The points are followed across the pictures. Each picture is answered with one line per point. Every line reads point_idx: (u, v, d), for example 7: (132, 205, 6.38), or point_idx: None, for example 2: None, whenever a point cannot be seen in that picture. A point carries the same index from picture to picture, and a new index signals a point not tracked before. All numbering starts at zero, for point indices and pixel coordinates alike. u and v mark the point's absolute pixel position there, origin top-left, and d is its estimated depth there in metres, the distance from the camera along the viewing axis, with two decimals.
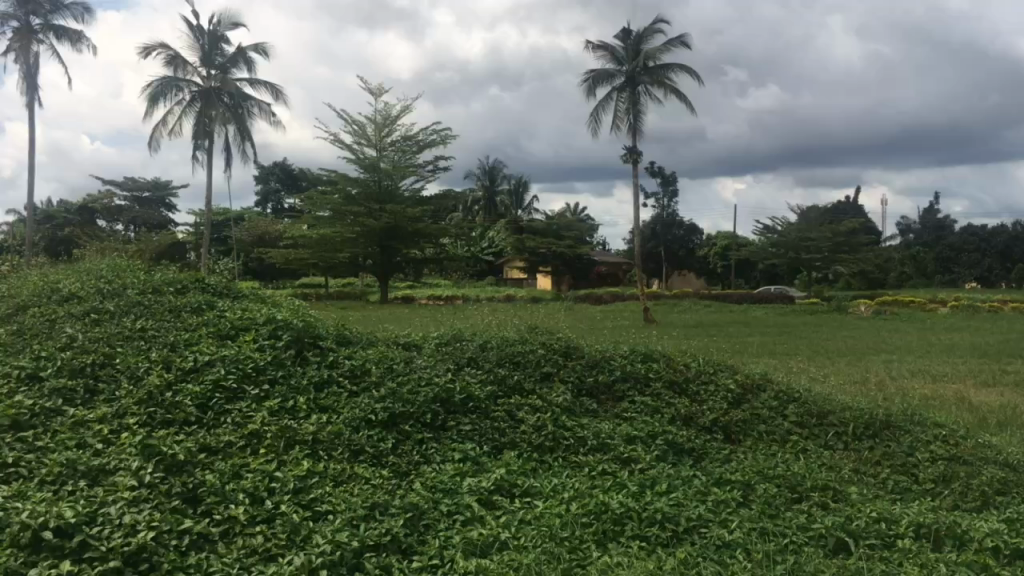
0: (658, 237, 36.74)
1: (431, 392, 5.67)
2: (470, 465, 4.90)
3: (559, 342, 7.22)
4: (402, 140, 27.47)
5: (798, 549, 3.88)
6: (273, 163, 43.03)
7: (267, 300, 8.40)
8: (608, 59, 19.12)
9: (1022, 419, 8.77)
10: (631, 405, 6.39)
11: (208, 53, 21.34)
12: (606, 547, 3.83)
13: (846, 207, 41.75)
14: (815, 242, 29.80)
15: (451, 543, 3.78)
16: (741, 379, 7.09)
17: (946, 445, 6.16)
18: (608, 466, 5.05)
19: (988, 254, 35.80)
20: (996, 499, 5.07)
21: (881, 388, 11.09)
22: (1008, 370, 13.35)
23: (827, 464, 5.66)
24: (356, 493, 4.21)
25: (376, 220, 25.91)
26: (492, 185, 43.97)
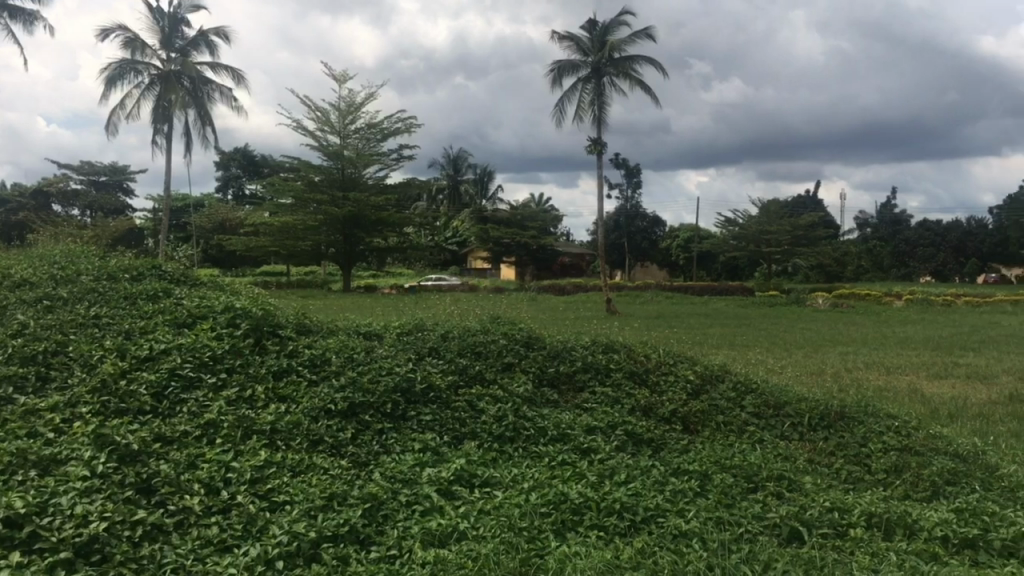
0: (621, 229, 37.92)
1: (391, 381, 5.61)
2: (430, 455, 4.86)
3: (520, 333, 7.20)
4: (366, 128, 27.25)
5: (753, 538, 3.90)
6: (234, 148, 42.53)
7: (228, 289, 8.26)
8: (573, 49, 19.09)
9: (974, 411, 8.95)
10: (590, 395, 6.40)
11: (169, 35, 20.98)
12: (566, 537, 3.81)
13: (806, 201, 42.43)
14: (775, 235, 30.50)
15: (409, 533, 3.74)
16: (700, 370, 7.15)
17: (899, 435, 6.22)
18: (569, 456, 5.02)
19: (942, 248, 37.18)
20: (945, 489, 5.14)
21: (837, 379, 11.31)
22: (961, 362, 13.62)
23: (781, 454, 5.69)
24: (315, 483, 4.13)
25: (340, 208, 25.70)
26: (457, 175, 43.85)
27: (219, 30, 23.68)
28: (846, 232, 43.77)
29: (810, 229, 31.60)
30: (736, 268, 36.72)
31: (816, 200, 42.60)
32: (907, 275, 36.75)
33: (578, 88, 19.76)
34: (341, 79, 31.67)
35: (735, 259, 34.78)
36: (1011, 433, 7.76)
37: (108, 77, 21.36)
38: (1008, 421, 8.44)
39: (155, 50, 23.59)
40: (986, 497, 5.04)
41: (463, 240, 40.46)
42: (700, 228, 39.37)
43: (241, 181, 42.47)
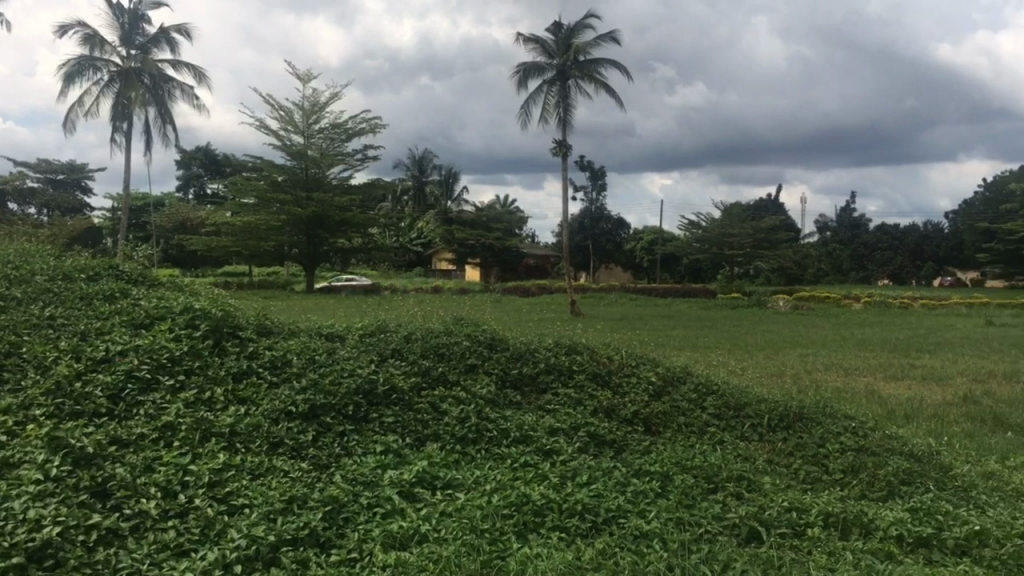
0: (586, 231, 38.11)
1: (353, 383, 5.55)
2: (392, 457, 4.81)
3: (484, 335, 7.17)
4: (330, 128, 27.06)
5: (712, 538, 3.93)
6: (196, 147, 42.02)
7: (187, 289, 8.14)
8: (538, 51, 19.12)
9: (928, 411, 9.15)
10: (554, 396, 6.40)
11: (129, 32, 20.64)
12: (528, 539, 3.80)
13: (767, 205, 43.01)
14: (737, 238, 30.87)
15: (370, 536, 3.69)
16: (662, 371, 7.20)
17: (856, 436, 6.30)
18: (531, 458, 5.01)
19: (900, 251, 37.98)
20: (901, 489, 5.23)
21: (797, 380, 11.48)
22: (916, 363, 13.90)
23: (741, 454, 5.74)
24: (275, 486, 4.06)
25: (303, 209, 25.49)
26: (422, 176, 43.73)
27: (181, 27, 23.37)
28: (806, 236, 44.39)
29: (771, 232, 32.02)
30: (699, 270, 37.07)
31: (777, 204, 43.15)
32: (865, 278, 37.37)
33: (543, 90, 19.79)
34: (305, 78, 31.42)
35: (698, 261, 35.13)
36: (964, 434, 7.90)
37: (66, 74, 20.96)
38: (961, 421, 8.60)
39: (114, 46, 23.21)
40: (939, 497, 5.13)
41: (428, 241, 40.37)
42: (664, 231, 39.66)
43: (203, 180, 41.98)
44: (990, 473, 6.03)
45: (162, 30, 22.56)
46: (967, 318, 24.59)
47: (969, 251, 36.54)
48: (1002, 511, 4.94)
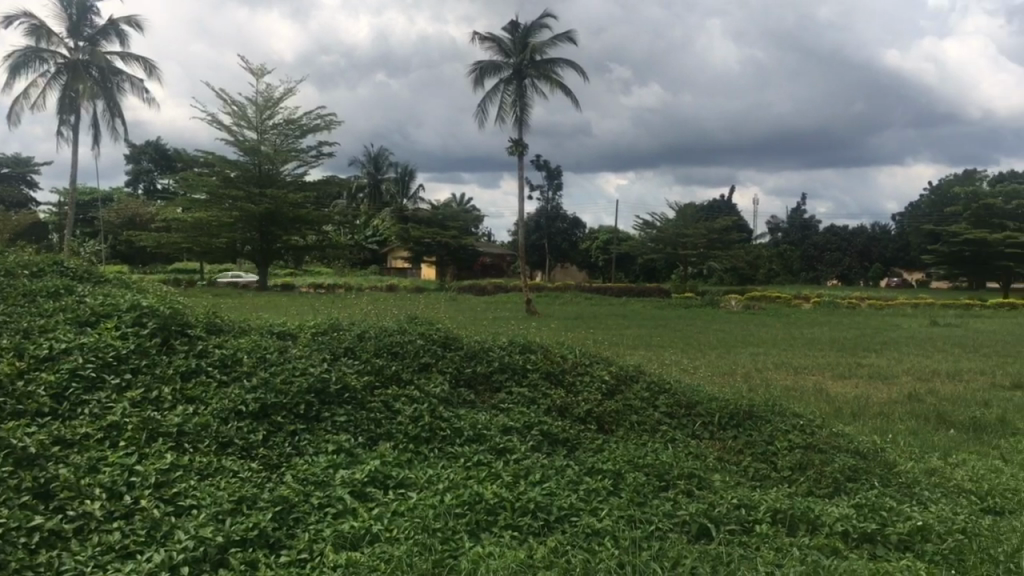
0: (542, 230, 38.24)
1: (305, 382, 5.31)
2: (344, 457, 4.64)
3: (438, 333, 7.10)
4: (284, 124, 26.70)
5: (663, 535, 3.95)
6: (146, 141, 41.26)
7: (134, 287, 7.94)
8: (495, 50, 19.10)
9: (874, 409, 9.31)
10: (507, 395, 6.35)
11: (77, 23, 20.18)
12: (481, 538, 3.77)
13: (720, 206, 43.54)
14: (691, 239, 31.24)
15: (320, 537, 3.62)
16: (615, 371, 7.22)
17: (804, 434, 6.38)
18: (485, 457, 4.93)
19: (848, 253, 38.73)
20: (847, 486, 5.32)
21: (747, 378, 11.61)
22: (863, 362, 14.16)
23: (693, 452, 5.78)
24: (224, 486, 3.95)
25: (256, 205, 25.18)
26: (377, 173, 43.24)
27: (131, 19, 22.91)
28: (758, 236, 45.02)
29: (724, 233, 32.43)
30: (653, 270, 37.40)
31: (730, 205, 43.68)
32: (814, 278, 38.05)
33: (499, 89, 19.78)
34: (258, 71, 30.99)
35: (652, 261, 35.45)
36: (908, 432, 8.06)
37: (11, 66, 20.42)
38: (905, 419, 8.76)
39: (62, 38, 22.68)
40: (884, 493, 5.23)
41: (383, 239, 40.18)
42: (619, 230, 39.96)
43: (153, 175, 41.24)
44: (933, 470, 6.16)
45: (111, 22, 22.07)
46: (912, 318, 25.16)
47: (914, 252, 37.42)
48: (944, 506, 5.06)
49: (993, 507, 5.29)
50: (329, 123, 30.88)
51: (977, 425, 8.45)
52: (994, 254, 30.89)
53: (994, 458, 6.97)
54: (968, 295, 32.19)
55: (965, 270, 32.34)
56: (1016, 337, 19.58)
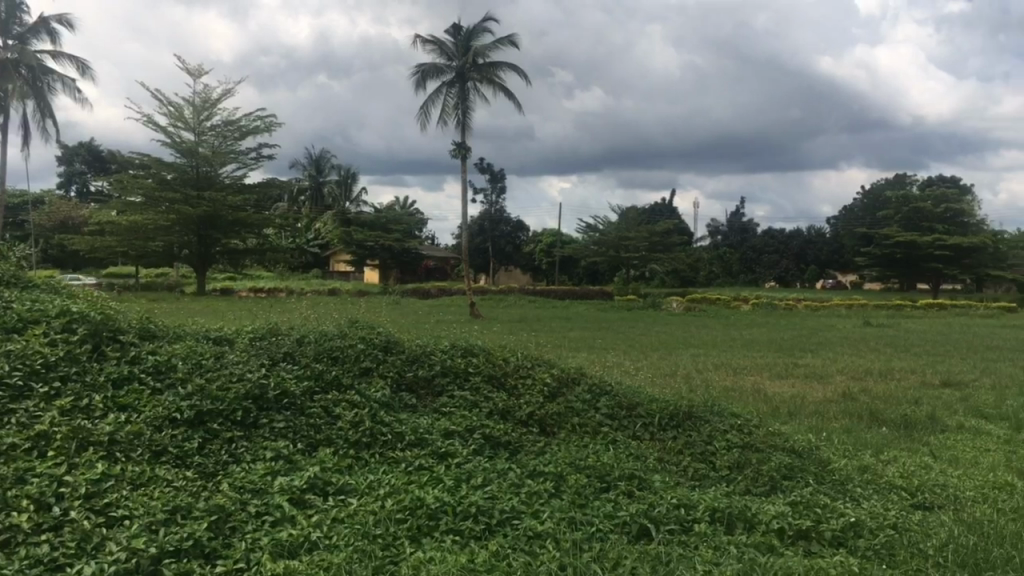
0: (485, 234, 38.19)
1: (243, 389, 5.07)
2: (283, 464, 4.44)
3: (379, 337, 6.86)
4: (222, 125, 26.15)
5: (604, 536, 3.89)
6: (78, 143, 40.13)
7: (64, 293, 7.63)
8: (437, 53, 18.98)
9: (809, 408, 9.46)
10: (449, 399, 6.18)
11: (4, 21, 19.47)
12: (422, 543, 3.66)
13: (662, 209, 44.04)
14: (633, 242, 31.57)
15: (257, 545, 3.47)
16: (557, 373, 7.08)
17: (742, 433, 6.38)
18: (426, 462, 4.75)
19: (785, 255, 39.50)
20: (784, 484, 5.34)
21: (687, 380, 11.72)
22: (799, 362, 14.41)
23: (633, 453, 5.73)
24: (157, 496, 3.73)
25: (194, 208, 24.63)
26: (319, 176, 42.63)
27: (62, 17, 22.24)
28: (698, 239, 45.63)
29: (666, 236, 32.80)
30: (596, 273, 37.64)
31: (671, 208, 44.19)
32: (753, 280, 38.75)
33: (441, 92, 19.65)
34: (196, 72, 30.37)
35: (595, 264, 35.68)
36: (842, 429, 8.19)
37: None
38: (840, 417, 8.90)
39: None
40: (818, 491, 5.28)
41: (325, 242, 39.71)
42: (562, 233, 40.15)
43: (86, 177, 40.10)
44: (866, 467, 6.25)
45: (41, 20, 21.37)
46: (846, 319, 25.74)
47: (848, 255, 38.31)
48: (875, 502, 5.14)
49: (923, 502, 5.38)
50: (270, 124, 30.35)
51: (908, 422, 8.63)
52: (924, 257, 31.79)
53: (923, 454, 7.13)
54: (900, 296, 33.09)
55: (896, 272, 33.23)
56: (944, 336, 20.13)
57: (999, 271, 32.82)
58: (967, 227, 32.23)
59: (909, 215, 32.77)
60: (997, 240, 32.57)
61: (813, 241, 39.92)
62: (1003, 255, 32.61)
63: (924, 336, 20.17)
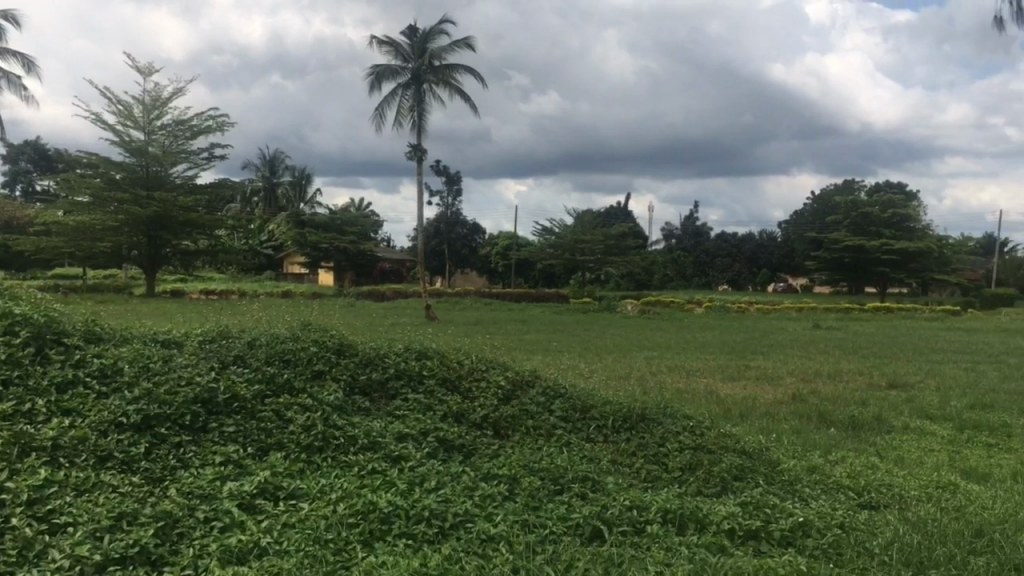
0: (441, 236, 38.01)
1: (191, 392, 4.87)
2: (232, 468, 4.27)
3: (332, 339, 6.63)
4: (173, 125, 25.64)
5: (558, 539, 3.83)
6: (23, 141, 39.06)
7: (5, 295, 7.36)
8: (392, 55, 18.82)
9: (760, 409, 9.55)
10: (403, 403, 6.00)
11: None
12: (373, 547, 3.55)
13: (617, 212, 44.28)
14: (589, 244, 31.89)
15: (205, 551, 3.35)
16: (511, 376, 6.95)
17: (694, 435, 6.35)
18: (379, 465, 4.59)
19: (738, 259, 39.97)
20: (734, 485, 5.33)
21: (641, 381, 11.78)
22: (751, 364, 14.56)
23: (586, 455, 5.68)
24: (102, 502, 3.59)
25: (143, 208, 24.11)
26: (272, 177, 42.02)
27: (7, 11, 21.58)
28: (652, 242, 45.94)
29: (621, 240, 33.01)
30: (552, 276, 37.74)
31: (626, 212, 44.45)
32: (707, 283, 39.19)
33: (396, 93, 19.48)
34: (146, 69, 29.76)
35: (550, 267, 35.77)
36: (792, 431, 8.26)
37: None
38: (789, 419, 9.00)
39: None
40: (767, 491, 5.28)
41: (279, 244, 39.22)
42: (519, 236, 40.17)
43: (31, 176, 39.04)
44: (814, 467, 6.30)
45: None
46: (796, 321, 26.16)
47: (799, 259, 38.92)
48: (822, 502, 5.18)
49: (869, 502, 5.43)
50: (222, 124, 29.88)
51: (854, 423, 8.76)
52: (872, 261, 32.43)
53: (869, 454, 7.22)
54: (848, 299, 33.71)
55: (845, 276, 33.85)
56: (890, 338, 20.54)
57: (944, 275, 33.62)
58: (913, 231, 32.95)
59: (857, 220, 33.42)
60: (941, 245, 33.37)
61: (765, 244, 40.47)
62: (947, 260, 33.42)
63: (871, 338, 20.59)
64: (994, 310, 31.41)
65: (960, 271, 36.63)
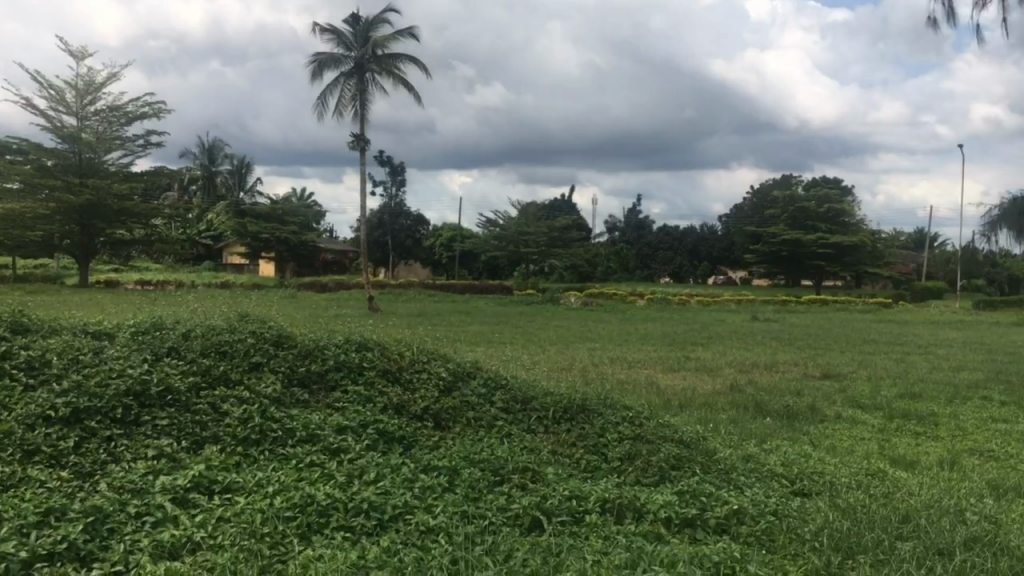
0: (385, 227, 37.59)
1: (122, 384, 4.59)
2: (166, 462, 4.01)
3: (270, 331, 6.29)
4: (108, 110, 24.75)
5: (497, 530, 3.64)
6: None
7: None
8: (335, 43, 18.45)
9: (699, 399, 9.59)
10: (343, 394, 5.68)
11: None
12: (311, 540, 3.33)
13: (561, 205, 44.33)
14: (532, 237, 31.81)
15: (136, 546, 3.10)
16: (453, 367, 6.69)
17: (632, 426, 6.15)
18: (318, 457, 4.29)
19: (679, 252, 40.31)
20: (672, 474, 5.18)
21: (582, 373, 11.76)
22: (693, 356, 14.69)
23: (527, 446, 5.47)
24: (29, 498, 3.39)
25: (76, 196, 23.33)
26: (211, 166, 41.05)
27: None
28: (595, 235, 46.04)
29: (564, 232, 33.09)
30: (496, 268, 37.66)
31: (569, 204, 44.46)
32: (649, 276, 39.51)
33: (339, 82, 19.11)
34: (78, 53, 28.80)
35: (494, 259, 35.66)
36: (728, 421, 8.31)
37: None
38: (726, 409, 9.06)
39: None
40: (704, 480, 5.16)
41: (218, 233, 38.38)
42: (462, 228, 39.94)
43: None
44: (749, 456, 6.31)
45: None
46: (735, 314, 26.48)
47: (739, 252, 39.45)
48: (757, 490, 5.13)
49: (802, 490, 5.44)
50: (159, 110, 29.09)
51: (789, 413, 8.85)
52: (808, 254, 33.04)
53: (803, 443, 7.28)
54: (785, 292, 34.30)
55: (783, 269, 34.43)
56: (825, 330, 20.93)
57: (877, 268, 34.40)
58: (847, 226, 33.67)
59: (795, 214, 33.98)
60: (875, 239, 34.10)
61: (705, 237, 40.87)
62: (879, 254, 34.22)
63: (805, 330, 20.92)
64: (924, 304, 32.24)
65: (892, 265, 37.51)
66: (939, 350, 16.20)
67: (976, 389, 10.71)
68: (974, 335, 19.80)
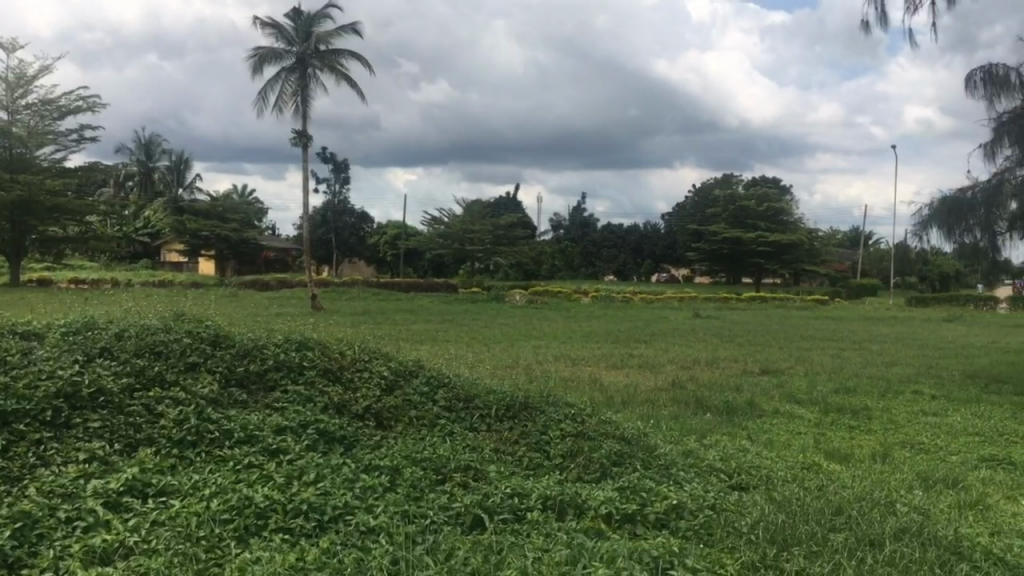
0: (328, 225, 37.05)
1: (51, 386, 4.33)
2: (97, 465, 3.80)
3: (206, 331, 6.01)
4: (40, 103, 23.92)
5: (439, 529, 3.51)
6: None
7: None
8: (276, 38, 18.07)
9: (641, 396, 9.60)
10: (283, 394, 5.45)
11: None
12: (249, 543, 3.16)
13: (505, 203, 44.26)
14: (477, 234, 31.68)
15: (65, 553, 2.94)
16: (394, 365, 6.51)
17: (575, 423, 6.08)
18: (256, 459, 4.09)
19: (623, 250, 40.52)
20: (615, 471, 5.12)
21: (525, 371, 11.68)
22: (636, 353, 14.74)
23: (469, 445, 5.34)
24: None
25: (6, 192, 22.42)
26: (148, 162, 40.00)
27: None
28: (540, 233, 46.01)
29: (509, 231, 33.00)
30: (441, 266, 37.41)
31: (513, 202, 44.36)
32: (593, 274, 39.65)
33: (280, 77, 18.74)
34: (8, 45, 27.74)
35: (439, 257, 35.41)
36: (670, 417, 8.33)
37: None
38: (668, 405, 9.08)
39: None
40: (645, 475, 5.12)
41: (156, 231, 37.36)
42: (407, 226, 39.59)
43: None
44: (688, 452, 6.30)
45: None
46: (678, 311, 26.71)
47: (681, 250, 39.86)
48: (695, 485, 5.11)
49: (740, 484, 5.44)
50: (94, 104, 28.23)
51: (730, 407, 8.91)
52: (748, 252, 33.56)
53: (742, 438, 7.33)
54: (726, 289, 34.74)
55: (724, 267, 34.90)
56: (763, 327, 21.28)
57: (814, 266, 35.08)
58: (786, 224, 34.30)
59: (736, 213, 34.41)
60: (812, 237, 34.77)
61: (648, 235, 41.14)
62: (816, 252, 34.87)
63: (743, 326, 21.19)
64: (859, 300, 32.98)
65: (828, 263, 38.32)
66: (872, 346, 16.57)
67: (906, 383, 10.94)
68: (906, 331, 20.29)
